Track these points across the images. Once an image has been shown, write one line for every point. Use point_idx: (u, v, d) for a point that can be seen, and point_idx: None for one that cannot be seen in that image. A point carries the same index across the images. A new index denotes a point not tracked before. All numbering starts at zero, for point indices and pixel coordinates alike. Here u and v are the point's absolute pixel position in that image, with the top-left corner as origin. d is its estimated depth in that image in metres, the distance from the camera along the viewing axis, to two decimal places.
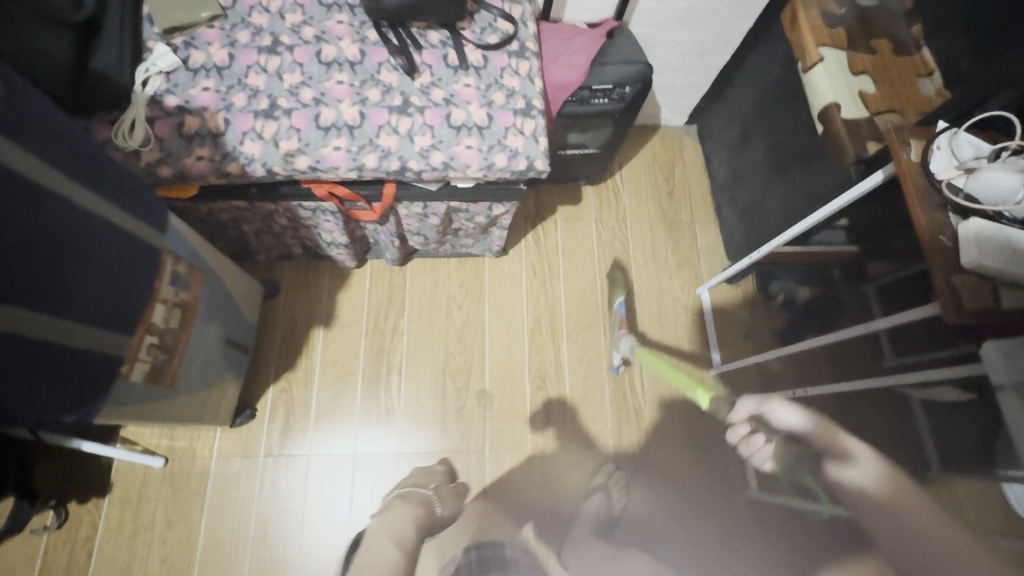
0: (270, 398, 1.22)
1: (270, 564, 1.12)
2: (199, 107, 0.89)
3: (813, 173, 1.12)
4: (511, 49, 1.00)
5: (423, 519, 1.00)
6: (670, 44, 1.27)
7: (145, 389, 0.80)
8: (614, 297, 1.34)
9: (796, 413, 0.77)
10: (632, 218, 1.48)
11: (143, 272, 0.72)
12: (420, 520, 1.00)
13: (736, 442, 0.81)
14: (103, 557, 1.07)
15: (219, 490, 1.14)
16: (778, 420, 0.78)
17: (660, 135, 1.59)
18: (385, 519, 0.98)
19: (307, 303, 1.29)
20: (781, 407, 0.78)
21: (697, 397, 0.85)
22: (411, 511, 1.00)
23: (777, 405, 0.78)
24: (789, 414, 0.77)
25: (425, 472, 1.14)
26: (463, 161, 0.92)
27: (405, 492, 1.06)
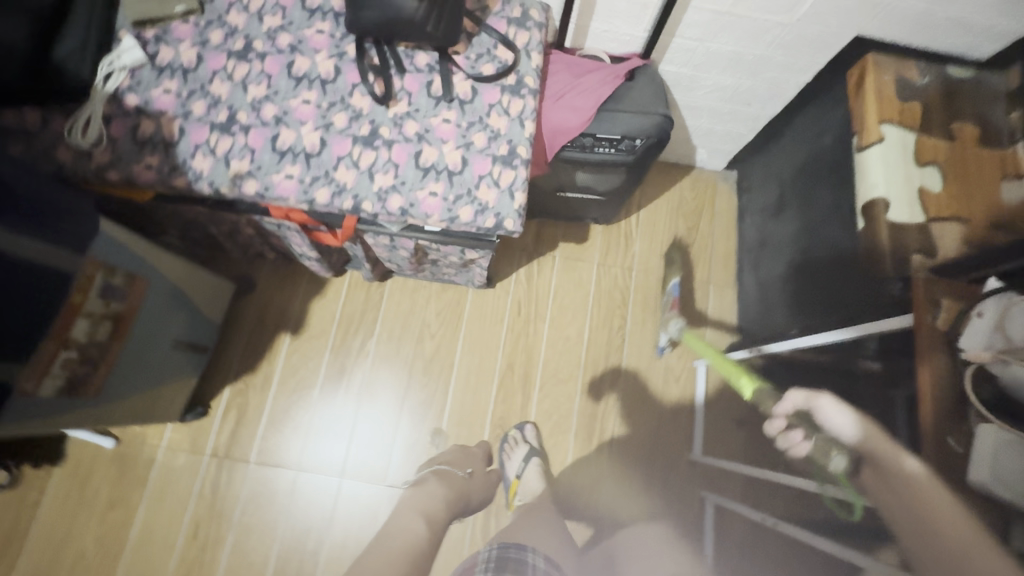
0: (225, 397, 1.21)
1: (195, 567, 1.11)
2: (157, 111, 0.83)
3: (843, 272, 0.94)
4: (507, 83, 0.88)
5: (453, 500, 1.03)
6: (708, 87, 1.10)
7: (56, 402, 0.78)
8: (669, 278, 1.28)
9: (845, 416, 0.71)
10: (641, 267, 1.35)
11: (41, 295, 0.66)
12: (452, 498, 1.03)
13: (772, 436, 0.79)
14: (44, 526, 1.10)
15: (161, 482, 1.15)
16: (824, 420, 0.73)
17: (691, 178, 1.42)
18: (420, 493, 1.01)
19: (279, 306, 1.26)
20: (832, 408, 0.72)
21: (741, 386, 0.88)
22: (444, 488, 1.04)
23: (827, 403, 0.73)
24: (842, 420, 0.71)
25: (461, 451, 1.17)
26: (423, 209, 0.83)
27: (442, 471, 1.09)
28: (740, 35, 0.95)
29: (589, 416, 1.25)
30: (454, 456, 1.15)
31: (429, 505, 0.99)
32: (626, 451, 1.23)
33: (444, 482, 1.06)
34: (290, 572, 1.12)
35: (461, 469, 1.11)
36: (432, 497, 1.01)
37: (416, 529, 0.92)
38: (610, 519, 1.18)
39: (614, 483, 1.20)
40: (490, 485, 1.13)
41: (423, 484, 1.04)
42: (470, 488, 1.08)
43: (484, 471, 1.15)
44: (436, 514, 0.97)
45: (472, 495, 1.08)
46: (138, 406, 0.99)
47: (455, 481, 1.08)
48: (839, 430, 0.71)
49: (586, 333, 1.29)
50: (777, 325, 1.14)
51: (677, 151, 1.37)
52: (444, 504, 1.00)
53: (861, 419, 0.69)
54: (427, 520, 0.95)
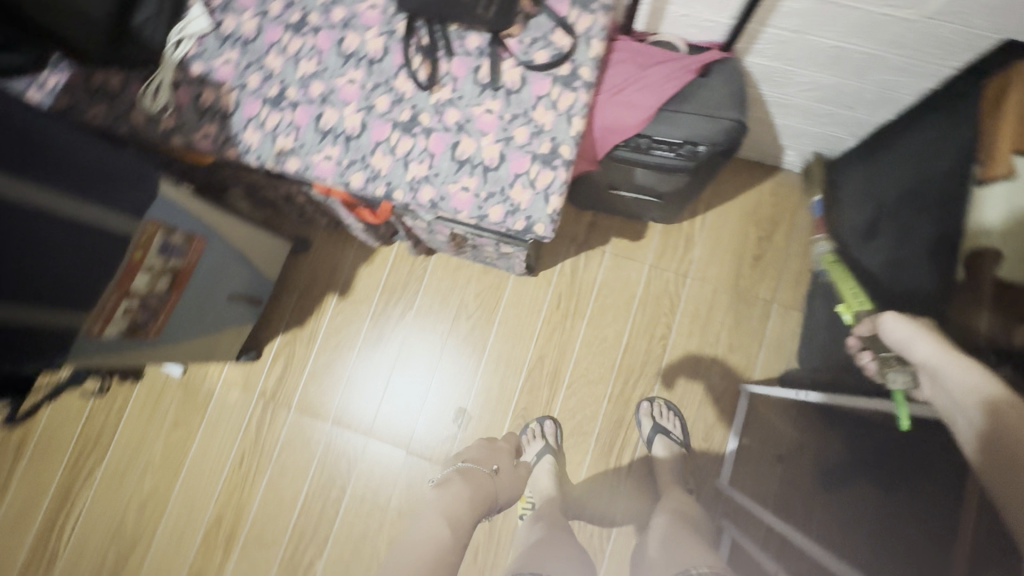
0: (276, 345, 1.31)
1: (237, 491, 1.25)
2: (218, 81, 0.86)
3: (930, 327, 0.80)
4: (559, 73, 0.81)
5: (479, 501, 0.91)
6: (803, 85, 0.95)
7: (121, 342, 0.88)
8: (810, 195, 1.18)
9: (910, 329, 0.68)
10: (697, 275, 1.25)
11: (100, 255, 0.73)
12: (477, 499, 0.92)
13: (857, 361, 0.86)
14: (125, 431, 1.28)
15: (217, 411, 1.29)
16: (887, 334, 0.72)
17: (774, 182, 1.27)
18: (444, 494, 0.90)
19: (330, 268, 1.32)
20: (898, 322, 0.70)
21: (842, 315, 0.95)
22: (471, 490, 0.92)
23: (891, 318, 0.71)
24: (902, 333, 0.69)
25: (488, 447, 1.08)
26: (453, 204, 0.80)
27: (467, 470, 0.98)
28: (847, 29, 0.79)
29: (614, 421, 1.21)
30: (479, 454, 1.05)
31: (454, 509, 0.87)
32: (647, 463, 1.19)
33: (471, 483, 0.94)
34: (314, 511, 1.23)
35: (486, 466, 1.01)
36: (456, 499, 0.89)
37: (440, 536, 0.82)
38: (619, 527, 1.17)
39: (629, 493, 1.18)
40: (518, 480, 1.05)
41: (448, 484, 0.93)
42: (498, 489, 0.98)
43: (511, 467, 1.06)
44: (459, 517, 0.87)
45: (500, 494, 0.98)
46: (198, 347, 1.10)
47: (483, 481, 0.97)
48: (907, 343, 0.69)
49: (625, 337, 1.24)
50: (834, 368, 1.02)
51: (760, 151, 1.22)
52: (470, 507, 0.89)
53: (923, 331, 0.67)
54: (452, 525, 0.85)
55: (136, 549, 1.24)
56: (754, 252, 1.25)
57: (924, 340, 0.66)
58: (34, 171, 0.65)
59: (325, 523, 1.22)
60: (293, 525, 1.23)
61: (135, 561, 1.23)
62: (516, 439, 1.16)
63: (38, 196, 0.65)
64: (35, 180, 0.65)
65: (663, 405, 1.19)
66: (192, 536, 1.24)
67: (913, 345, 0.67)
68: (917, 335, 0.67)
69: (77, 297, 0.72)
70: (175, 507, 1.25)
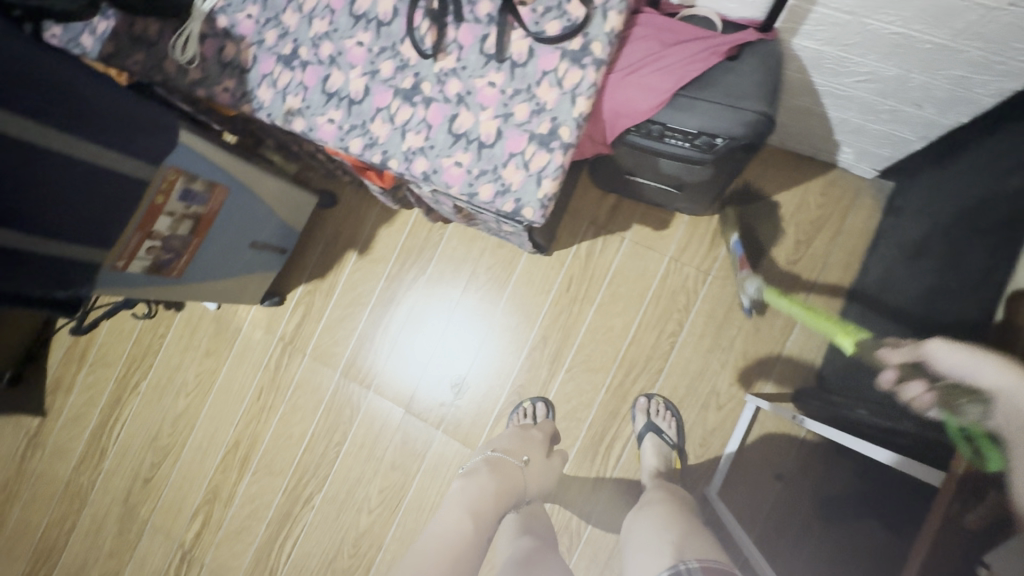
0: (298, 293, 1.38)
1: (254, 422, 1.36)
2: (239, 35, 0.89)
3: None
4: (569, 47, 0.75)
5: (505, 495, 0.92)
6: (861, 75, 0.81)
7: (147, 278, 0.97)
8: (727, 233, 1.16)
9: (967, 355, 0.56)
10: (720, 274, 1.18)
11: (115, 197, 0.80)
12: (503, 492, 0.92)
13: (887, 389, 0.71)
14: (167, 352, 1.43)
15: (243, 346, 1.39)
16: (943, 364, 0.59)
17: (823, 182, 1.15)
18: (469, 486, 0.91)
19: (353, 225, 1.36)
20: (948, 346, 0.58)
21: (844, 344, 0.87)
22: (497, 482, 0.92)
23: (940, 344, 0.59)
24: (963, 360, 0.57)
25: (520, 437, 1.03)
26: (445, 178, 0.79)
27: (495, 459, 0.98)
28: (915, 14, 0.67)
29: (608, 412, 1.20)
30: (511, 443, 1.01)
31: (477, 499, 0.89)
32: (636, 457, 1.18)
33: (498, 474, 0.94)
34: (317, 450, 1.32)
35: (516, 457, 0.99)
36: (482, 492, 0.90)
37: (462, 531, 0.83)
38: (598, 514, 1.18)
39: (612, 482, 1.19)
40: (552, 470, 1.03)
41: (474, 475, 0.94)
42: (527, 480, 0.97)
43: (545, 458, 1.03)
44: (484, 513, 0.87)
45: (529, 486, 0.98)
46: (226, 288, 1.19)
47: (511, 473, 0.96)
48: (966, 369, 0.56)
49: (633, 329, 1.20)
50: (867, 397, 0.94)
51: (811, 145, 1.10)
52: (496, 501, 0.90)
53: (983, 353, 0.55)
54: (475, 519, 0.86)
55: (168, 458, 1.40)
56: (788, 257, 1.16)
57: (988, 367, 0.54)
58: (65, 119, 0.72)
59: (326, 463, 1.31)
60: (298, 460, 1.33)
61: (167, 468, 1.40)
62: (550, 428, 1.09)
63: (61, 141, 0.72)
64: (63, 128, 0.72)
65: (661, 404, 1.15)
66: (213, 455, 1.38)
67: (978, 373, 0.55)
68: (977, 359, 0.56)
69: (100, 238, 0.81)
70: (202, 427, 1.39)
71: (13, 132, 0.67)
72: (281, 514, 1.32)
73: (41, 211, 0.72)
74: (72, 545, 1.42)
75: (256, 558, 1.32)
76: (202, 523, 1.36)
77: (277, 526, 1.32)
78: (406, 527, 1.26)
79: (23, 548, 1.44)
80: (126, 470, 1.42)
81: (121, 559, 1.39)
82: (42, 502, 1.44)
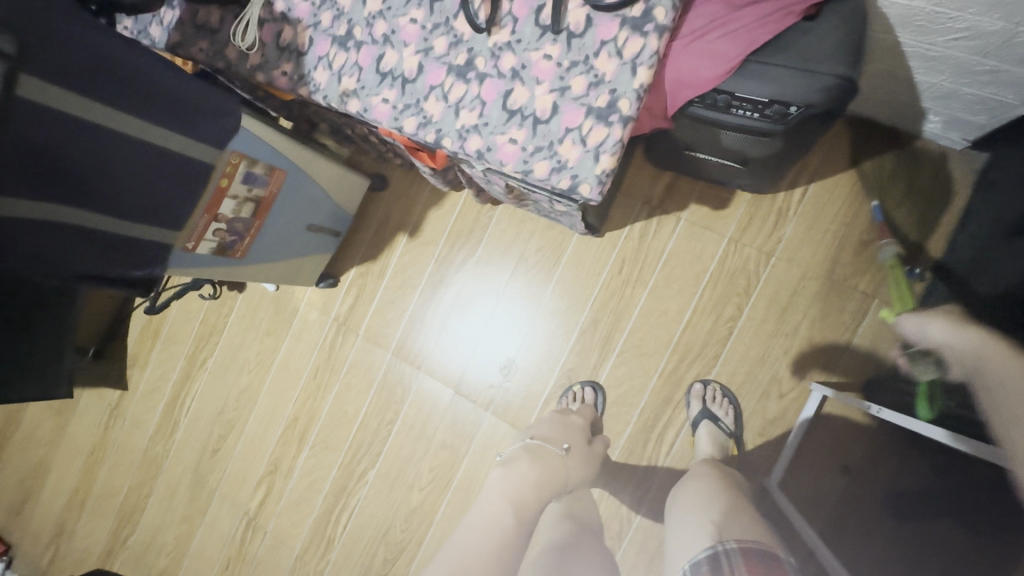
0: (351, 275, 1.42)
1: (311, 399, 1.42)
2: (296, 19, 0.90)
3: None
4: (630, 14, 0.71)
5: (548, 484, 0.87)
6: (958, 32, 0.73)
7: (213, 259, 1.01)
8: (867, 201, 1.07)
9: (920, 317, 0.71)
10: (784, 256, 1.12)
11: (184, 180, 0.84)
12: (546, 481, 0.87)
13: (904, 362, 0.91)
14: (230, 332, 1.50)
15: (300, 327, 1.44)
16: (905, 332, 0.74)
17: (903, 156, 1.07)
18: (511, 473, 0.86)
19: (403, 208, 1.38)
20: (908, 317, 0.73)
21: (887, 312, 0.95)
22: (539, 471, 0.87)
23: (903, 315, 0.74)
24: (915, 326, 0.71)
25: (561, 423, 1.02)
26: (499, 156, 0.78)
27: (534, 446, 0.94)
28: None
29: (661, 399, 1.17)
30: (550, 431, 1.00)
31: (518, 489, 0.83)
32: (690, 445, 1.15)
33: (540, 462, 0.89)
34: (370, 427, 1.36)
35: (557, 444, 0.95)
36: (524, 482, 0.85)
37: (504, 522, 0.78)
38: (649, 501, 1.16)
39: (665, 469, 1.16)
40: (591, 460, 0.99)
41: (515, 463, 0.88)
42: (570, 469, 0.93)
43: (584, 446, 1.00)
44: (527, 505, 0.82)
45: (571, 474, 0.93)
46: (284, 270, 1.23)
47: (552, 461, 0.91)
48: (919, 332, 0.71)
49: (689, 313, 1.16)
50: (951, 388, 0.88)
51: (892, 114, 1.01)
52: (539, 492, 0.85)
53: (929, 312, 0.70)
54: (518, 510, 0.80)
55: (232, 431, 1.48)
56: (860, 238, 1.08)
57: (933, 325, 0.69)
58: (138, 105, 0.75)
59: (378, 440, 1.35)
60: (352, 437, 1.37)
61: (232, 440, 1.48)
62: (589, 413, 1.11)
63: (132, 126, 0.75)
64: (136, 113, 0.75)
65: (718, 391, 1.11)
66: (274, 430, 1.45)
67: (929, 333, 0.69)
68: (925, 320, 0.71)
69: (169, 221, 0.85)
70: (263, 403, 1.46)
71: (90, 118, 0.70)
72: (337, 488, 1.38)
73: (116, 194, 0.76)
74: (150, 509, 1.53)
75: (315, 528, 1.39)
76: (264, 493, 1.44)
77: (333, 499, 1.38)
78: (456, 505, 1.29)
79: (109, 509, 1.56)
80: (196, 441, 1.51)
81: (193, 523, 1.49)
82: (124, 467, 1.56)
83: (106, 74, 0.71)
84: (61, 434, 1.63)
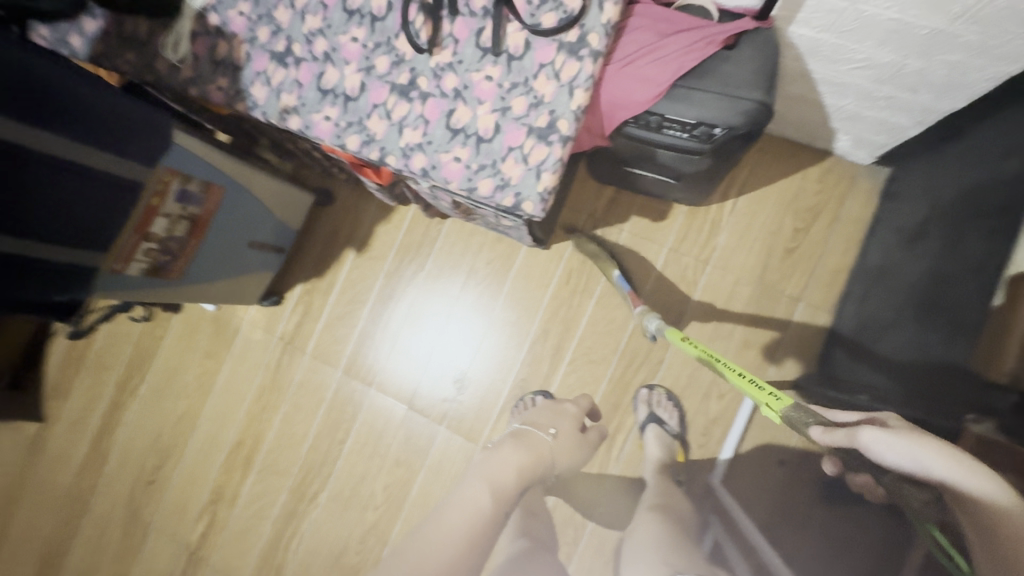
0: (297, 292, 1.38)
1: (258, 421, 1.36)
2: (231, 33, 0.88)
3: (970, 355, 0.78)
4: (566, 39, 0.75)
5: (529, 470, 0.87)
6: (858, 62, 0.81)
7: (145, 281, 0.96)
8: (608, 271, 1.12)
9: (906, 449, 0.55)
10: (718, 264, 1.19)
11: (109, 200, 0.79)
12: (528, 466, 0.88)
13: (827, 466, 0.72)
14: (167, 354, 1.42)
15: (243, 347, 1.39)
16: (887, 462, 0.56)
17: (820, 170, 1.16)
18: (492, 458, 0.88)
19: (350, 223, 1.36)
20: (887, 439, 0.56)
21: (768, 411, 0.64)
22: (520, 455, 0.88)
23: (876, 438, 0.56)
24: (906, 452, 0.55)
25: (552, 411, 1.03)
26: (444, 174, 0.79)
27: (522, 431, 0.95)
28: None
29: (610, 404, 1.21)
30: (540, 417, 1.01)
31: (499, 472, 0.84)
32: (639, 448, 1.19)
33: (523, 445, 0.91)
34: (321, 447, 1.32)
35: (544, 430, 0.96)
36: (504, 465, 0.86)
37: (480, 504, 0.78)
38: (601, 505, 1.19)
39: (616, 473, 1.20)
40: (581, 446, 1.00)
41: (499, 448, 0.90)
42: (556, 456, 0.94)
43: (575, 432, 1.00)
44: (505, 486, 0.82)
45: (557, 462, 0.94)
46: (226, 289, 1.19)
47: (538, 445, 0.92)
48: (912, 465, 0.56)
49: (634, 321, 1.21)
50: (874, 376, 0.94)
51: (808, 132, 1.11)
52: (518, 476, 0.85)
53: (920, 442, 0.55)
54: (496, 492, 0.81)
55: (170, 460, 1.40)
56: (785, 246, 1.17)
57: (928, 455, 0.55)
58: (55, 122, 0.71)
59: (329, 461, 1.32)
60: (302, 458, 1.33)
61: (170, 469, 1.40)
62: (586, 403, 1.09)
63: (41, 140, 0.70)
64: (53, 130, 0.71)
65: (663, 395, 1.17)
66: (217, 456, 1.38)
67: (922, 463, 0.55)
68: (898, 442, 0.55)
69: (96, 242, 0.80)
70: (204, 427, 1.39)
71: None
72: (287, 511, 1.33)
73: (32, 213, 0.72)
74: (76, 550, 1.42)
75: (263, 556, 1.33)
76: (207, 523, 1.36)
77: (283, 524, 1.33)
78: (411, 521, 1.27)
79: (28, 553, 1.43)
80: (129, 473, 1.41)
81: (128, 562, 1.39)
82: (46, 507, 1.44)
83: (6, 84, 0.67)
84: None
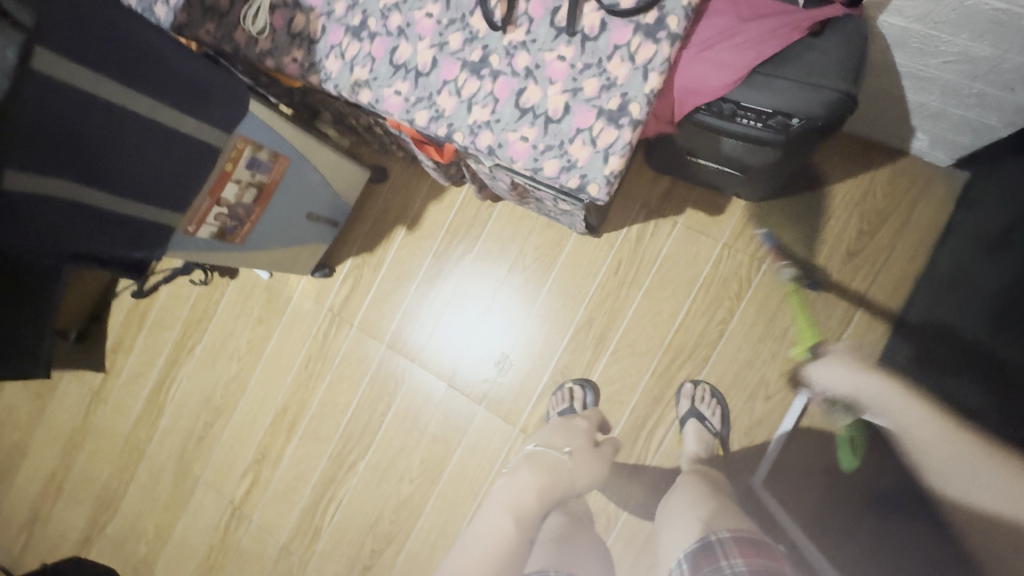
0: (348, 266, 1.41)
1: (303, 388, 1.41)
2: (309, 5, 0.90)
3: None
4: (643, 21, 0.74)
5: (548, 491, 0.93)
6: (950, 56, 0.77)
7: (212, 244, 1.00)
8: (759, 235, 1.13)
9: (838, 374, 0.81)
10: (775, 263, 1.15)
11: (188, 162, 0.83)
12: (546, 488, 0.93)
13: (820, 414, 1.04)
14: (223, 318, 1.48)
15: (293, 316, 1.44)
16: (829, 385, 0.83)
17: (890, 171, 1.11)
18: (510, 483, 0.95)
19: (402, 202, 1.38)
20: (825, 369, 0.83)
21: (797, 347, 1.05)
22: (538, 477, 0.94)
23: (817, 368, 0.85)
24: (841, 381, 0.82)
25: (564, 428, 1.05)
26: (510, 153, 0.79)
27: (537, 454, 1.00)
28: None
29: (652, 397, 1.20)
30: (553, 435, 1.04)
31: (517, 499, 0.92)
32: (678, 443, 1.18)
33: (539, 468, 0.96)
34: (362, 418, 1.36)
35: (558, 449, 1.00)
36: (523, 488, 0.94)
37: (504, 529, 0.87)
38: (635, 497, 1.19)
39: (653, 467, 1.19)
40: (600, 461, 1.01)
41: (516, 472, 0.97)
42: (574, 473, 0.97)
43: (589, 448, 1.02)
44: (524, 511, 0.90)
45: (578, 478, 0.97)
46: (281, 257, 1.22)
47: (553, 466, 0.97)
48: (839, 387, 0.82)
49: (681, 316, 1.19)
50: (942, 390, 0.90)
51: (882, 130, 1.06)
52: (537, 499, 0.92)
53: (837, 364, 0.82)
54: (516, 518, 0.89)
55: (220, 418, 1.46)
56: (847, 248, 1.13)
57: (835, 374, 0.82)
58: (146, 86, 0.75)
59: (369, 432, 1.36)
60: (343, 427, 1.37)
61: (219, 428, 1.46)
62: (596, 416, 1.12)
63: (135, 103, 0.73)
64: (146, 93, 0.75)
65: (707, 391, 1.15)
66: (263, 419, 1.43)
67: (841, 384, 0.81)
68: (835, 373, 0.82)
69: (171, 202, 0.84)
70: (253, 390, 1.45)
71: (82, 87, 0.67)
72: (325, 478, 1.37)
73: (122, 171, 0.75)
74: (130, 496, 1.50)
75: (301, 518, 1.38)
76: (251, 482, 1.43)
77: (321, 489, 1.37)
78: (445, 498, 1.29)
79: (86, 495, 1.53)
80: (182, 428, 1.49)
81: (176, 512, 1.47)
82: (106, 453, 1.53)
83: (110, 48, 0.70)
84: (39, 418, 1.59)
